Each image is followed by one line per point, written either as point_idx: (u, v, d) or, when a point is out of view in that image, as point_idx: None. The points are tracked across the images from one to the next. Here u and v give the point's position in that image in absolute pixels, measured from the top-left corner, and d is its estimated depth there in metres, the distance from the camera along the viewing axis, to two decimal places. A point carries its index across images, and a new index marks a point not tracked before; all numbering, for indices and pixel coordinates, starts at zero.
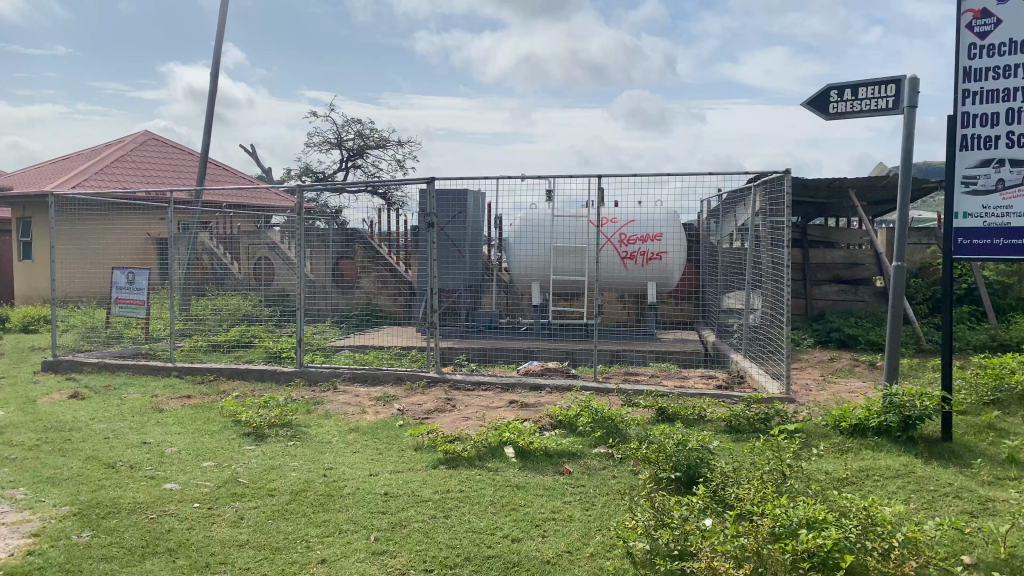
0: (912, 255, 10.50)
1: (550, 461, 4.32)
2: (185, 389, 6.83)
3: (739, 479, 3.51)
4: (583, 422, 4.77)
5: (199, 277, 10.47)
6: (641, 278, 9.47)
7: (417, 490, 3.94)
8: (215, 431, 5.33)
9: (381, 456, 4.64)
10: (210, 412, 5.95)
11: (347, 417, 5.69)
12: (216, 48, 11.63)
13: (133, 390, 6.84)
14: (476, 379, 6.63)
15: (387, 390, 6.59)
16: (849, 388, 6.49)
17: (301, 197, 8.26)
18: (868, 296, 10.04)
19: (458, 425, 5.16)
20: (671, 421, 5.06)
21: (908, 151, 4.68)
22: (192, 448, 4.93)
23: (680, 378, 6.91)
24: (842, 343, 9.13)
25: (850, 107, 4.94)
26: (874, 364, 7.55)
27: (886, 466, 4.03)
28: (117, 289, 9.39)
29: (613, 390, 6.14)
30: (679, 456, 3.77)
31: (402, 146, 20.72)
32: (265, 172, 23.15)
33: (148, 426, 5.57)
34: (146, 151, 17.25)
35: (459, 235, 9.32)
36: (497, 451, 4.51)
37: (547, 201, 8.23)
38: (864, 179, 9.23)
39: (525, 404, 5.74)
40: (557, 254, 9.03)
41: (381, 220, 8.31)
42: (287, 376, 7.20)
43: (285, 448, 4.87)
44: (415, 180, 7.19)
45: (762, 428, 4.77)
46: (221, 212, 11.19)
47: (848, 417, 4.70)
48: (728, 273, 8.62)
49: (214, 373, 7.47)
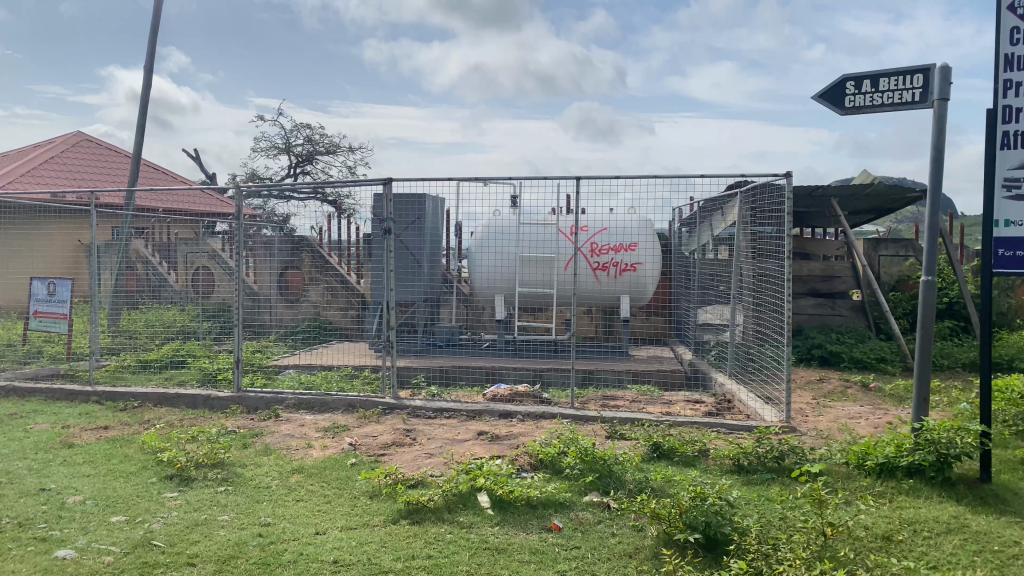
0: (889, 267, 10.07)
1: (535, 515, 3.61)
2: (103, 418, 5.95)
3: (775, 546, 2.86)
4: (569, 462, 4.04)
5: (131, 289, 9.60)
6: (613, 291, 8.72)
7: (376, 557, 3.20)
8: (131, 473, 4.49)
9: (327, 507, 3.87)
10: (128, 448, 5.08)
11: (289, 454, 4.90)
12: (151, 42, 10.77)
13: (41, 420, 5.92)
14: (439, 406, 5.90)
15: (337, 420, 5.80)
16: (849, 414, 5.91)
17: (242, 201, 7.40)
18: (846, 311, 9.61)
19: (420, 466, 4.42)
20: (669, 458, 4.38)
21: (940, 148, 4.08)
22: (101, 496, 4.09)
23: (664, 403, 6.27)
24: (824, 361, 8.62)
25: (869, 100, 4.34)
26: (867, 385, 7.00)
27: (934, 519, 3.39)
28: (35, 300, 8.41)
29: (594, 418, 5.47)
30: (695, 512, 3.13)
31: (353, 151, 19.80)
32: (209, 179, 22.11)
33: (53, 466, 4.70)
34: (78, 153, 16.14)
35: (418, 245, 8.75)
36: (470, 500, 3.80)
37: (514, 208, 7.63)
38: (847, 188, 8.78)
39: (496, 437, 5.03)
40: (523, 265, 8.36)
41: (330, 228, 7.54)
42: (222, 402, 6.37)
43: (214, 496, 4.09)
44: (370, 181, 6.45)
45: (775, 467, 4.13)
46: (157, 217, 10.32)
47: (874, 454, 4.04)
48: (705, 286, 8.06)
49: (140, 400, 6.58)
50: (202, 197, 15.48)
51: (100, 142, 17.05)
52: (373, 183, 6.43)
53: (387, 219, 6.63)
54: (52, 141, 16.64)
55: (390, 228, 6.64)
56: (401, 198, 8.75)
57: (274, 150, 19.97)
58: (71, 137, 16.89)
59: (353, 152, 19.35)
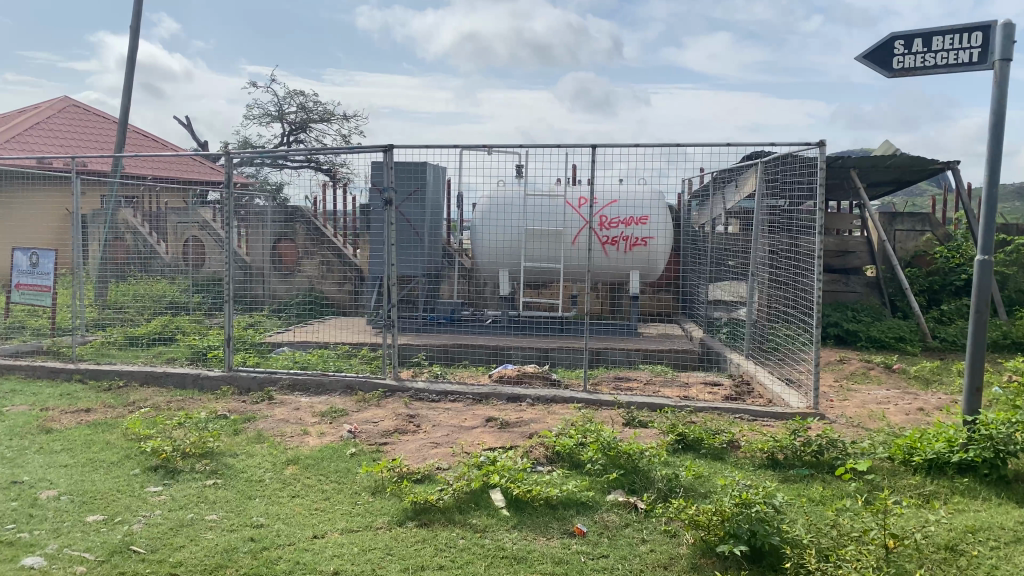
0: (905, 243, 9.74)
1: (555, 517, 3.27)
2: (86, 400, 5.58)
3: (835, 564, 2.53)
4: (590, 457, 3.69)
5: (119, 260, 9.21)
6: (621, 267, 8.31)
7: (382, 569, 2.86)
8: (113, 464, 4.15)
9: (326, 506, 3.54)
10: (109, 434, 4.72)
11: (284, 441, 4.57)
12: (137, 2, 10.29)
13: (19, 402, 5.56)
14: (443, 388, 5.55)
15: (334, 403, 5.46)
16: (877, 399, 5.59)
17: (232, 168, 6.96)
18: (860, 287, 9.28)
19: (426, 457, 4.09)
20: (695, 450, 4.05)
21: (1000, 114, 3.70)
22: (78, 490, 3.75)
23: (681, 386, 5.93)
24: (839, 340, 8.30)
25: (919, 62, 3.96)
26: (892, 367, 6.68)
27: (999, 524, 3.05)
28: (17, 272, 8.01)
29: (610, 403, 5.14)
30: (739, 520, 2.80)
31: (348, 120, 19.27)
32: (202, 147, 21.62)
33: (27, 455, 4.35)
34: (65, 119, 15.62)
35: (419, 217, 8.30)
36: (481, 499, 3.47)
37: (519, 177, 7.22)
38: (869, 159, 8.41)
39: (506, 424, 4.69)
40: (528, 239, 8.02)
41: (324, 198, 7.12)
42: (212, 382, 6.02)
43: (201, 490, 3.75)
44: (369, 148, 6.04)
45: (813, 462, 3.79)
46: (147, 185, 9.90)
47: (921, 449, 3.69)
48: (719, 260, 7.67)
49: (125, 379, 6.22)
50: (193, 164, 15.02)
51: (87, 107, 16.51)
52: (372, 150, 6.02)
53: (386, 188, 6.20)
54: (38, 107, 16.12)
55: (390, 199, 6.22)
56: (400, 166, 8.33)
57: (267, 118, 19.42)
58: (57, 103, 16.34)
59: (347, 120, 18.78)
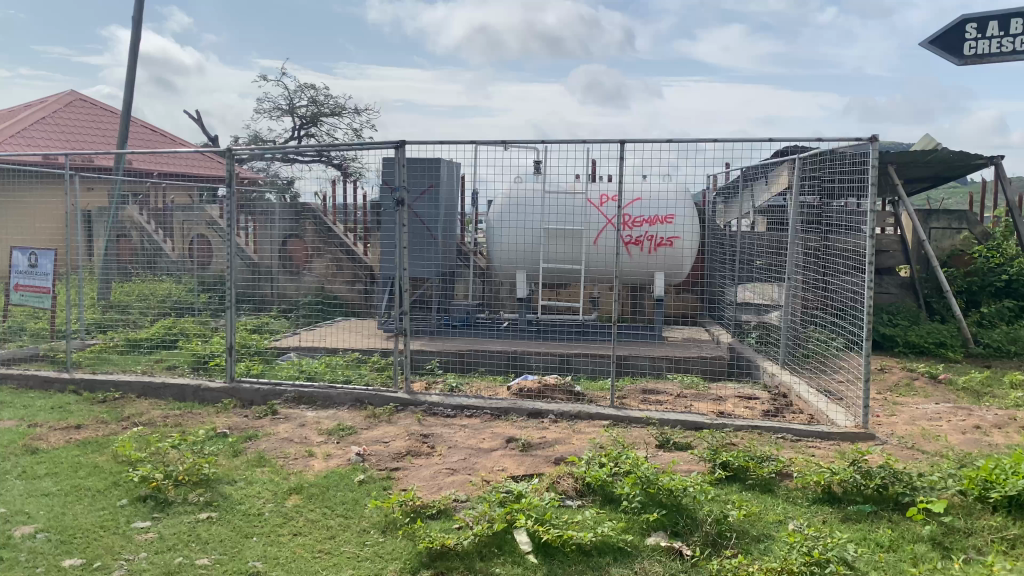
0: (941, 242, 9.30)
1: (589, 567, 2.87)
2: (77, 415, 5.21)
3: None
4: (626, 492, 3.28)
5: (122, 260, 8.84)
6: (646, 268, 7.90)
7: None
8: (99, 493, 3.78)
9: (330, 547, 3.16)
10: (99, 457, 4.35)
11: (287, 465, 4.19)
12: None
13: (7, 417, 5.20)
14: (459, 403, 5.16)
15: (342, 419, 5.07)
16: (928, 415, 5.16)
17: (235, 164, 6.55)
18: (895, 288, 8.84)
19: (442, 487, 3.70)
20: (740, 480, 3.65)
21: None
22: (58, 526, 3.38)
23: (714, 401, 5.52)
24: (875, 345, 7.88)
25: (994, 47, 3.57)
26: (937, 378, 6.25)
27: None
28: (16, 273, 7.66)
29: (641, 421, 4.74)
30: None
31: (359, 114, 18.85)
32: (212, 142, 21.30)
33: (7, 481, 3.99)
34: (71, 113, 15.29)
35: (431, 214, 7.89)
36: (505, 541, 3.07)
37: (539, 175, 6.80)
38: (908, 155, 7.95)
39: (528, 445, 4.30)
40: (548, 239, 7.59)
41: (335, 195, 6.70)
42: (213, 395, 5.66)
43: (193, 527, 3.37)
44: (379, 143, 5.63)
45: (877, 497, 3.38)
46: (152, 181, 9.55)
47: (1003, 483, 3.25)
48: (748, 262, 7.26)
49: (122, 390, 5.86)
50: (200, 160, 14.66)
51: (95, 102, 16.20)
52: (383, 145, 5.63)
53: (399, 187, 5.78)
54: (45, 101, 15.82)
55: (402, 198, 5.80)
56: (411, 163, 7.92)
57: (277, 112, 19.03)
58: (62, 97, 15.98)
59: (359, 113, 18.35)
